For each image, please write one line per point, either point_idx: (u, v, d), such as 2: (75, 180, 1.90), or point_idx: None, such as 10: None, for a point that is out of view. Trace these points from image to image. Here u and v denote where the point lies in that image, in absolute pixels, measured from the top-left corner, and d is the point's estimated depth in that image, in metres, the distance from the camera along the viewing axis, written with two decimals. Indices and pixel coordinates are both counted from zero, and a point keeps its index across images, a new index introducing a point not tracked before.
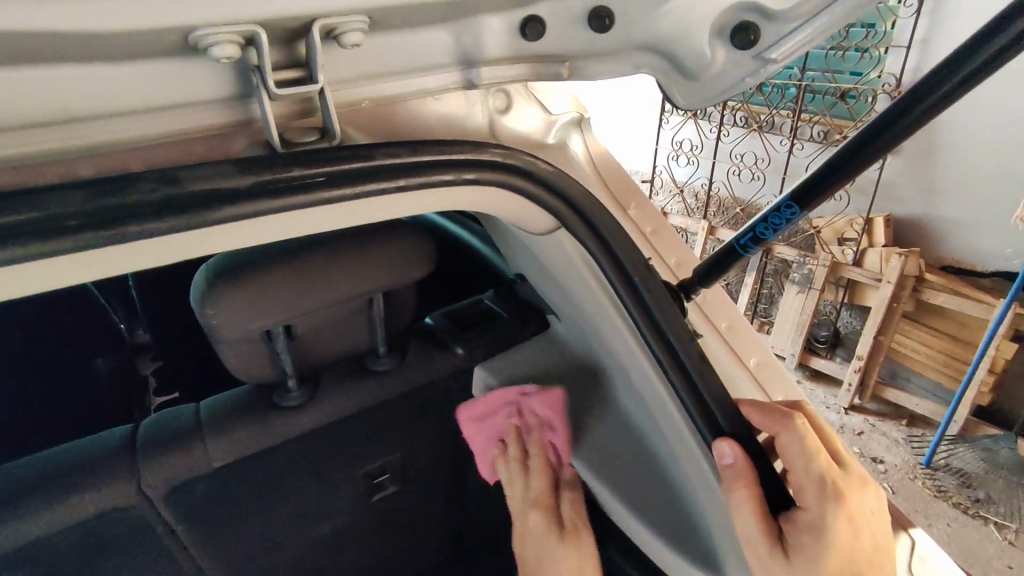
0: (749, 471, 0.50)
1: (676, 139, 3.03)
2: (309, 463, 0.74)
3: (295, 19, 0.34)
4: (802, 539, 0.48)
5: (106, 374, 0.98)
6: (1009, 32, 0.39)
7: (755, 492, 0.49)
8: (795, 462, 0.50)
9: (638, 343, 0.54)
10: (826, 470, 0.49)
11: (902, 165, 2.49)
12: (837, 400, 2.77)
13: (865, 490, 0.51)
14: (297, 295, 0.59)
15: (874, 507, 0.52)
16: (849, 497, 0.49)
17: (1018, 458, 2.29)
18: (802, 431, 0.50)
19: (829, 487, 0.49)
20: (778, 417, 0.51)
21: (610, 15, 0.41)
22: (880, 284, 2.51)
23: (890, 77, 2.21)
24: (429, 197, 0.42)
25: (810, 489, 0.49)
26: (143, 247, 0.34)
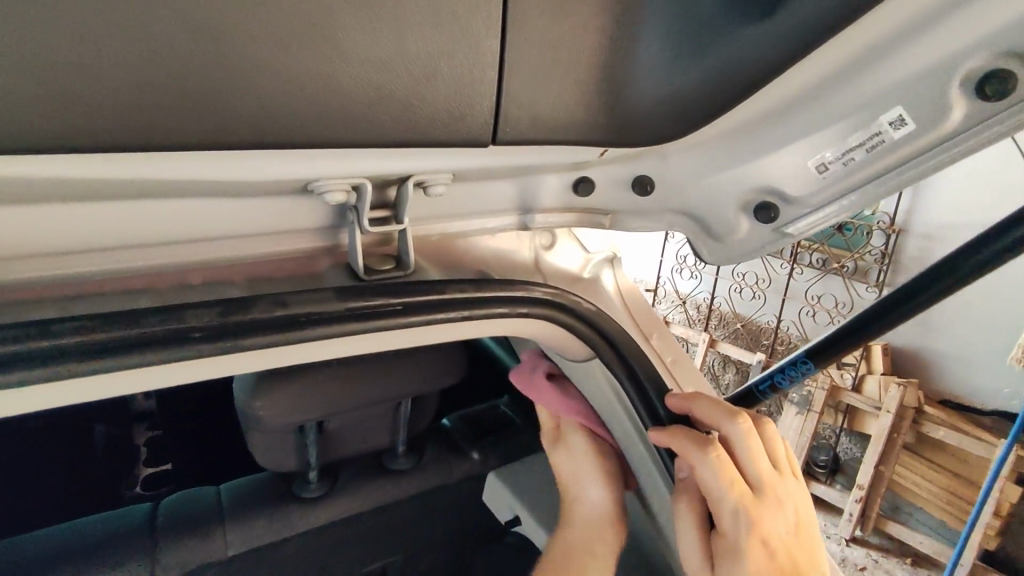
0: (687, 489, 0.51)
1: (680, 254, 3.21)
2: (316, 558, 0.74)
3: (393, 174, 0.41)
4: (724, 558, 0.49)
5: (103, 444, 0.90)
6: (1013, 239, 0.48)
7: (697, 505, 0.51)
8: (711, 491, 0.48)
9: (660, 469, 0.57)
10: (735, 500, 0.47)
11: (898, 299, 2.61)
12: (838, 530, 2.71)
13: (779, 511, 0.49)
14: (340, 391, 0.63)
15: (790, 523, 0.50)
16: (763, 523, 0.48)
17: None
18: (716, 464, 0.47)
19: (742, 516, 0.47)
20: (691, 447, 0.48)
21: (652, 183, 0.49)
22: (880, 412, 2.55)
23: (884, 216, 2.45)
24: (488, 325, 0.47)
25: (725, 516, 0.48)
26: (240, 358, 0.38)
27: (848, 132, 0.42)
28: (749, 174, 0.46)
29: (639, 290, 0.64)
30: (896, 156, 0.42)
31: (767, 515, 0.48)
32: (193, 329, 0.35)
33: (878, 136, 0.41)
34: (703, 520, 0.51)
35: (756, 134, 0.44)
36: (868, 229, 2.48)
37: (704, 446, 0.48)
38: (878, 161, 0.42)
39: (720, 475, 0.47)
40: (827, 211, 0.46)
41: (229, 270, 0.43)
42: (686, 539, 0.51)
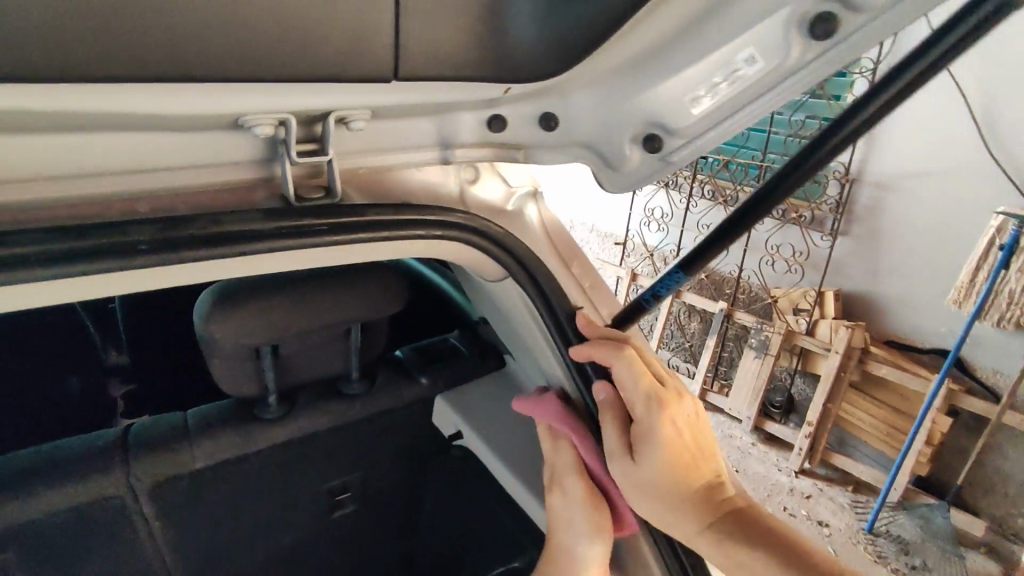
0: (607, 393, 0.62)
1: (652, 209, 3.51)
2: (278, 471, 0.82)
3: (315, 110, 0.47)
4: (643, 442, 0.58)
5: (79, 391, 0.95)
6: (871, 105, 0.51)
7: (618, 411, 0.61)
8: (627, 386, 0.59)
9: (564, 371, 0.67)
10: (646, 388, 0.59)
11: (851, 246, 2.85)
12: (789, 463, 2.94)
13: (682, 400, 0.61)
14: (287, 317, 0.69)
15: (692, 418, 0.62)
16: (670, 404, 0.60)
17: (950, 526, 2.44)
18: (628, 360, 0.60)
19: (653, 398, 0.59)
20: (608, 353, 0.60)
21: (554, 119, 0.55)
22: (829, 353, 2.79)
23: (841, 164, 2.79)
24: (408, 245, 0.54)
25: (639, 404, 0.59)
26: (187, 268, 0.45)
27: (712, 65, 0.47)
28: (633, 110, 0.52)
29: (561, 221, 0.71)
30: (751, 89, 0.48)
31: (672, 406, 0.60)
32: (141, 242, 0.42)
33: (737, 68, 0.47)
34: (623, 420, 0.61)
35: (636, 71, 0.50)
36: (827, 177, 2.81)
37: (616, 350, 0.60)
38: (740, 89, 0.48)
39: (632, 369, 0.59)
40: (701, 140, 0.52)
41: (176, 199, 0.48)
42: (612, 445, 0.60)
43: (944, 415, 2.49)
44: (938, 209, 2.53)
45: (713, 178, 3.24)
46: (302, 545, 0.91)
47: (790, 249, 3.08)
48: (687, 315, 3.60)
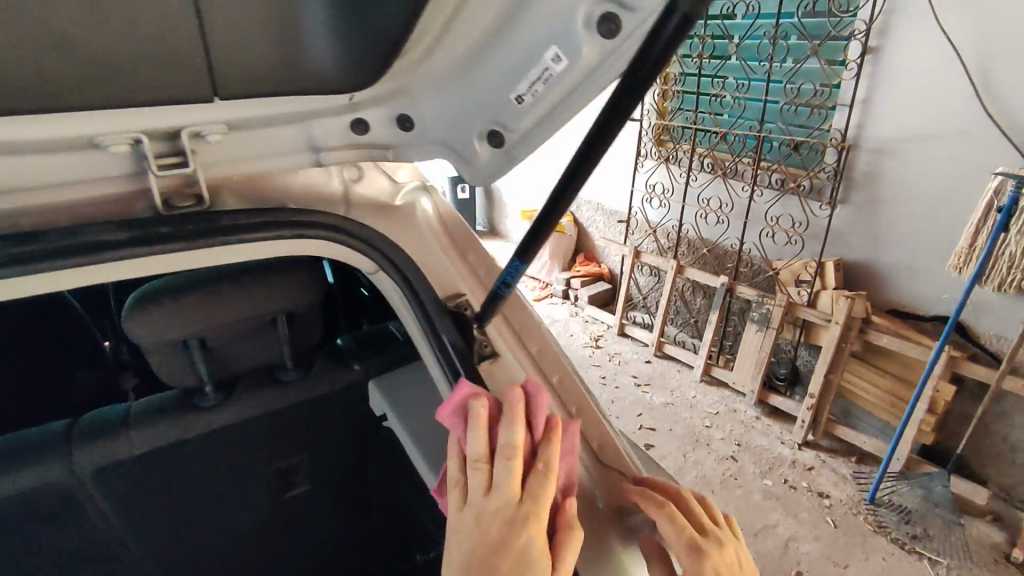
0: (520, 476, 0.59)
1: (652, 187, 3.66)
2: (220, 456, 0.89)
3: (167, 126, 0.51)
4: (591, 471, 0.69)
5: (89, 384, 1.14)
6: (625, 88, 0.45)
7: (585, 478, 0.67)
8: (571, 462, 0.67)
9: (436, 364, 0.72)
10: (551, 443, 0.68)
11: (851, 215, 2.80)
12: (792, 436, 2.92)
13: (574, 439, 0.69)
14: (206, 313, 0.76)
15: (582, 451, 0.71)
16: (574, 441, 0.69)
17: (950, 496, 2.42)
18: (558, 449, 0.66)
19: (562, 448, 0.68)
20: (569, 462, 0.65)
21: (409, 119, 0.59)
22: (830, 324, 2.75)
23: (837, 132, 2.73)
24: (274, 246, 0.60)
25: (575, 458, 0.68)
26: (58, 276, 0.52)
27: (527, 68, 0.49)
28: (483, 105, 0.55)
29: (455, 211, 0.75)
30: (563, 87, 0.49)
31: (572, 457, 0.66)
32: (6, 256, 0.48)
33: (545, 70, 0.49)
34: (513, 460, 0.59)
35: (470, 73, 0.53)
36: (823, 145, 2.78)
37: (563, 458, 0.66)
38: (554, 90, 0.50)
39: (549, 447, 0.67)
40: (535, 137, 0.54)
41: (58, 212, 0.53)
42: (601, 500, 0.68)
43: (947, 383, 2.44)
44: (937, 173, 2.46)
45: (710, 152, 3.25)
46: (250, 522, 0.97)
47: (789, 220, 3.04)
48: (691, 290, 3.60)
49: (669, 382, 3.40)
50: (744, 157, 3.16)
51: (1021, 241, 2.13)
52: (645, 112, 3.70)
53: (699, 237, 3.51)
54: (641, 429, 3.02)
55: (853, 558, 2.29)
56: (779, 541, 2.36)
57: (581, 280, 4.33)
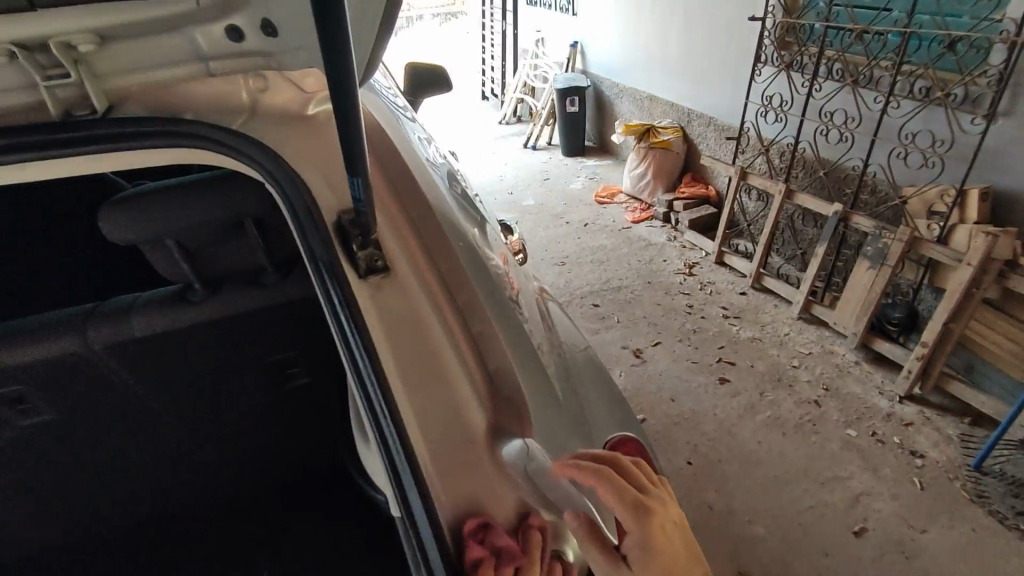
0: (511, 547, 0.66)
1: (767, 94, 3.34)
2: (214, 339, 1.09)
3: (35, 38, 0.62)
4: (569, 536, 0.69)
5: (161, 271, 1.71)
6: None
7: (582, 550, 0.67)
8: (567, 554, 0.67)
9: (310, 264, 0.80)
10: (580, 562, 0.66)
11: (1011, 132, 2.28)
12: (894, 387, 2.61)
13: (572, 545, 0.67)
14: (168, 216, 0.92)
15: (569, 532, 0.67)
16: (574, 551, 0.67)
17: None
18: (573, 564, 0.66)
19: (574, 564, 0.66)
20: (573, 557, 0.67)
21: (273, 28, 0.69)
22: (960, 265, 2.32)
23: (1012, 22, 2.21)
24: (180, 151, 0.80)
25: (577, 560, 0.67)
26: (13, 169, 0.73)
27: None
28: (301, 20, 0.66)
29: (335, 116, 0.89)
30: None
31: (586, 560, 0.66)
32: None
33: None
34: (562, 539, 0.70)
35: None
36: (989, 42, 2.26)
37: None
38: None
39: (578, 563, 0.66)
40: None
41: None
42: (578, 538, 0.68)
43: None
44: None
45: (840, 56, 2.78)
46: (246, 400, 1.28)
47: (928, 138, 2.57)
48: (802, 218, 3.26)
49: (761, 316, 3.16)
50: (882, 61, 2.68)
51: None
52: (770, 9, 3.20)
53: (817, 158, 3.08)
54: (718, 362, 2.88)
55: (935, 525, 2.07)
56: (848, 495, 2.18)
57: (683, 202, 4.05)
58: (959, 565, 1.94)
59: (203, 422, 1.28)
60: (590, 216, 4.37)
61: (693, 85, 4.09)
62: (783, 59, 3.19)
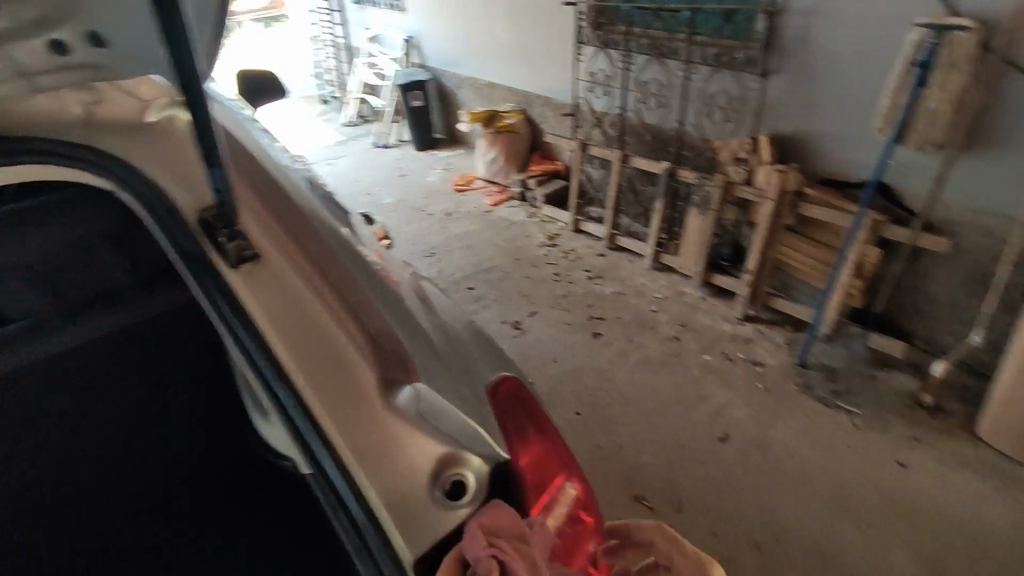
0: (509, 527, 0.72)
1: (592, 71, 3.64)
2: (83, 366, 1.11)
3: None
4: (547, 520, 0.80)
5: None
6: None
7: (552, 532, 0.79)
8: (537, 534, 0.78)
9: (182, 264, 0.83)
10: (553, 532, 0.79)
11: (783, 84, 2.73)
12: (733, 312, 3.02)
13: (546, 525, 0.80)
14: (22, 242, 0.98)
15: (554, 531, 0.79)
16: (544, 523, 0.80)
17: (869, 350, 2.64)
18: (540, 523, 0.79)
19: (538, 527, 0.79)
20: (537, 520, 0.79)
21: (104, 39, 0.74)
22: (764, 200, 2.76)
23: None
24: (19, 172, 0.77)
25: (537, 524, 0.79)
26: None
27: None
28: (130, 13, 0.71)
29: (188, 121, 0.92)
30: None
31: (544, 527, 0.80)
32: None
33: None
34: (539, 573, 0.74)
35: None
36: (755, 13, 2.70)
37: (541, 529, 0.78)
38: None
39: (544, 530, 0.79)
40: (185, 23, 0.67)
41: None
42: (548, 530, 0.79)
43: (875, 248, 2.47)
44: (866, 31, 2.37)
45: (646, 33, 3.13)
46: (100, 410, 1.20)
47: (724, 97, 2.99)
48: (639, 180, 3.56)
49: (620, 272, 3.47)
50: (679, 34, 3.06)
51: (939, 96, 2.10)
52: None
53: (643, 124, 3.43)
54: (589, 319, 3.14)
55: (779, 418, 2.45)
56: (711, 410, 2.52)
57: (536, 180, 4.29)
58: (799, 444, 2.32)
59: (47, 441, 1.17)
60: (452, 205, 4.47)
61: (527, 70, 4.32)
62: (600, 39, 3.51)
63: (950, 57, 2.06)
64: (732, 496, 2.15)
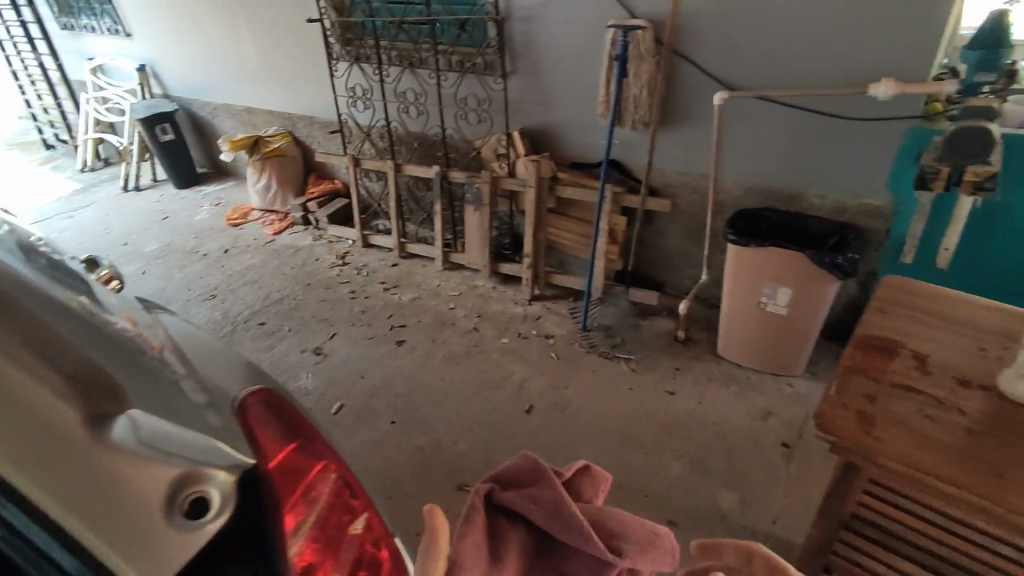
0: (528, 479, 0.85)
1: (350, 86, 3.64)
2: None
3: None
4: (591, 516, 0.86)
5: None
6: None
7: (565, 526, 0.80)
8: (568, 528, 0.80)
9: None
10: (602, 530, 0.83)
11: (521, 84, 3.02)
12: (523, 295, 3.26)
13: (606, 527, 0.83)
14: None
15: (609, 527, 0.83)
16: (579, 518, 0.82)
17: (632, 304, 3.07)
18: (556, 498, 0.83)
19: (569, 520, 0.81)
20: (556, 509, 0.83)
21: None
22: (527, 188, 3.04)
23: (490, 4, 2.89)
24: None
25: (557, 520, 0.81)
26: None
27: None
28: None
29: None
30: None
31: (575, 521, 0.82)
32: None
33: None
34: (552, 537, 0.81)
35: None
36: (483, 20, 2.92)
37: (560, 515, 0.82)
38: None
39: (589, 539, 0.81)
40: None
41: None
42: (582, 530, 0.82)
43: (619, 216, 2.89)
44: (574, 32, 2.73)
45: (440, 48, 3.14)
46: None
47: (474, 99, 3.22)
48: (416, 186, 3.67)
49: (415, 278, 3.53)
50: (423, 45, 3.22)
51: (637, 82, 2.53)
52: (324, 10, 3.48)
53: (409, 132, 3.54)
54: (392, 328, 3.15)
55: (574, 378, 2.73)
56: (517, 386, 2.70)
57: (316, 201, 4.15)
58: (591, 398, 2.60)
59: None
60: (229, 241, 4.13)
61: (285, 90, 4.16)
62: (351, 54, 3.53)
63: (637, 50, 2.48)
64: (545, 457, 2.34)
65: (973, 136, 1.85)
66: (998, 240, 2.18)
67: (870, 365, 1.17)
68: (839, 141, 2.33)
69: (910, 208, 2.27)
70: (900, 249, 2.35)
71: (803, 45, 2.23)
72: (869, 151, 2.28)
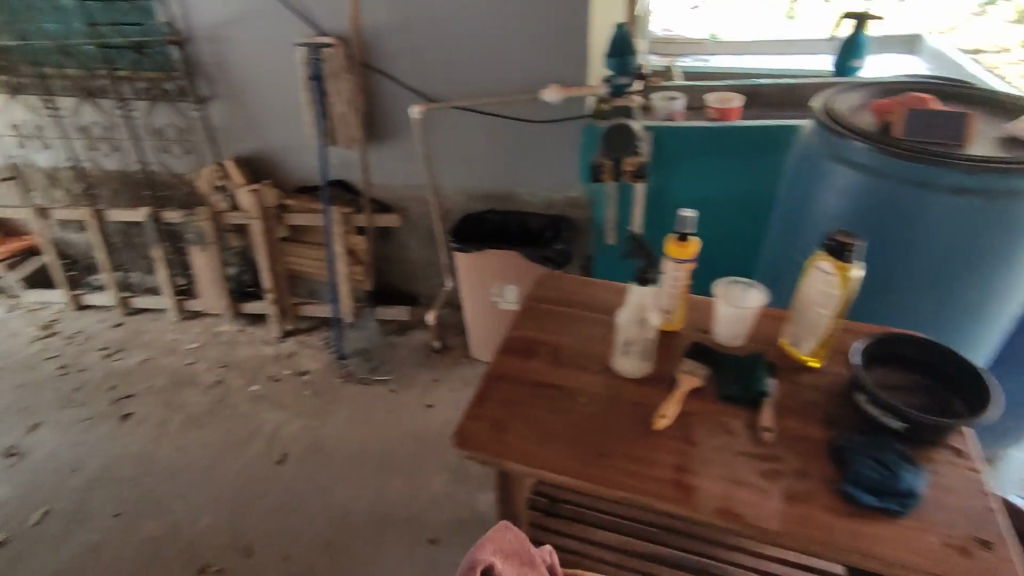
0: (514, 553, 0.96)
1: (12, 124, 2.98)
2: None
3: None
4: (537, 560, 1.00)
5: None
6: None
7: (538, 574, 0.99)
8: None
9: None
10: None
11: (223, 110, 2.75)
12: (271, 333, 3.02)
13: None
14: None
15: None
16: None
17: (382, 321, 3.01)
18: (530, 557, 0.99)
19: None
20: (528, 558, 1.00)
21: None
22: (252, 221, 2.78)
23: (167, 25, 2.58)
24: None
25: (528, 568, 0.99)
26: None
27: None
28: None
29: None
30: None
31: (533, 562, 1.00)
32: None
33: None
34: None
35: None
36: (162, 43, 2.58)
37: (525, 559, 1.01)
38: None
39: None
40: None
41: None
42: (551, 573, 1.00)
43: (358, 236, 2.81)
44: (268, 53, 2.56)
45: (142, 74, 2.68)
46: None
47: (174, 129, 2.85)
48: (127, 231, 3.18)
49: (143, 337, 3.06)
50: (97, 70, 2.74)
51: (339, 100, 2.43)
52: None
53: (104, 172, 3.02)
54: (114, 403, 2.69)
55: (331, 413, 2.59)
56: (268, 436, 2.48)
57: None
58: (349, 431, 2.50)
59: None
60: None
61: None
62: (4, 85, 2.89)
63: (331, 68, 2.37)
64: (300, 510, 2.18)
65: (621, 133, 2.13)
66: (670, 219, 2.50)
67: (500, 370, 1.23)
68: (532, 143, 2.53)
69: (601, 196, 2.51)
70: (602, 233, 2.60)
71: (485, 56, 2.34)
72: (558, 151, 2.52)
